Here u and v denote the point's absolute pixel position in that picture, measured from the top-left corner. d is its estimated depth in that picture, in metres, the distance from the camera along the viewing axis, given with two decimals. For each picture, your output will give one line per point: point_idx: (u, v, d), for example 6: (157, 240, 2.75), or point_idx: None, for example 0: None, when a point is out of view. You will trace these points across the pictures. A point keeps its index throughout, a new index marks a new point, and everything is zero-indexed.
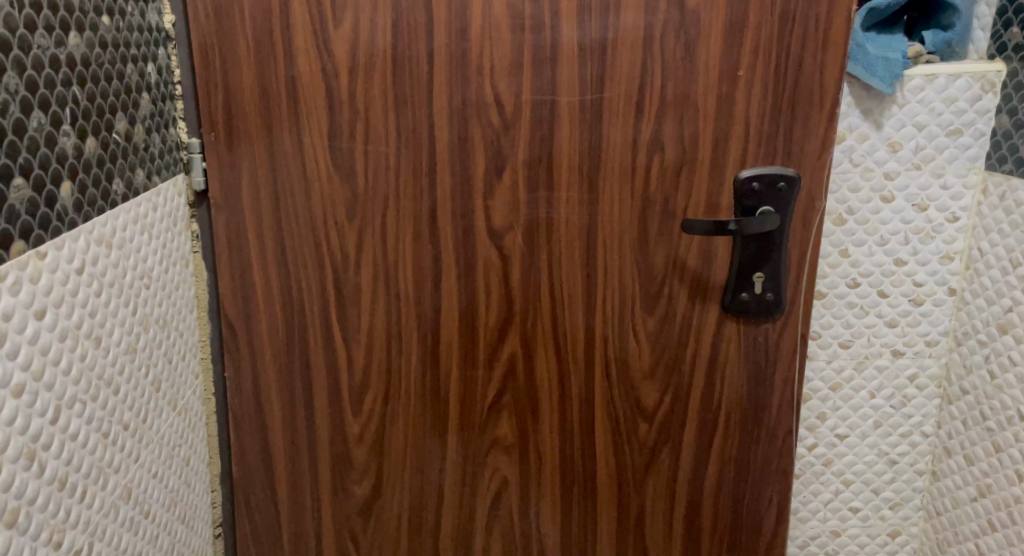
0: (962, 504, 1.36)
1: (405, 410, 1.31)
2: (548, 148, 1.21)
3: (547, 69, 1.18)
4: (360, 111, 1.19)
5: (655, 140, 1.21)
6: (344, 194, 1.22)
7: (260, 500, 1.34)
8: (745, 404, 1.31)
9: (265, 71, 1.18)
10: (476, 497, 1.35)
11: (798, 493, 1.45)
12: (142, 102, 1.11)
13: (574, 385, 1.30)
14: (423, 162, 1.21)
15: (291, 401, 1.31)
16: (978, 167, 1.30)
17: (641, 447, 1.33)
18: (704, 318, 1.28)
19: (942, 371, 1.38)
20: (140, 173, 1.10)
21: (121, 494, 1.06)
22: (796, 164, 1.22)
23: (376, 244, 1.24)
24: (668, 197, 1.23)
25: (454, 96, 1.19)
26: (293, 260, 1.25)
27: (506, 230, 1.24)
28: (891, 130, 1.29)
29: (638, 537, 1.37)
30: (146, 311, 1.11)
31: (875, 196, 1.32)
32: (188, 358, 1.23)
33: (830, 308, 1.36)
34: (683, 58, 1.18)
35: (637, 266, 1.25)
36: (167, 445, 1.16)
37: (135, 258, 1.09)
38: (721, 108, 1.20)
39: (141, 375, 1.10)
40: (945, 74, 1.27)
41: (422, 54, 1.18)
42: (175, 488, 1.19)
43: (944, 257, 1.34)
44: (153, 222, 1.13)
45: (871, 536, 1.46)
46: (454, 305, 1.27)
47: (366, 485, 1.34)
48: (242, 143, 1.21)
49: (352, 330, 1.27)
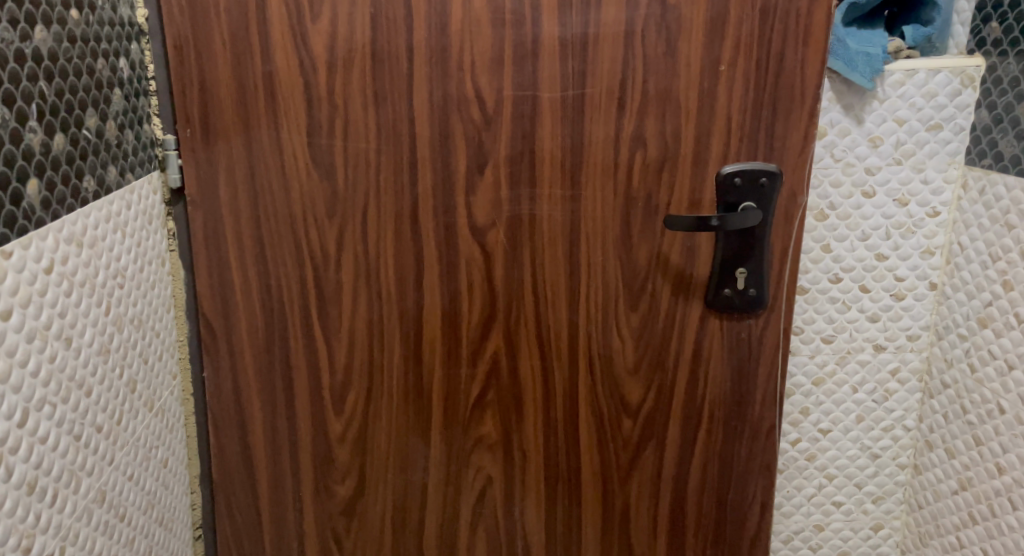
0: (943, 497, 1.36)
1: (388, 408, 1.30)
2: (530, 144, 1.20)
3: (528, 64, 1.18)
4: (339, 107, 1.18)
5: (638, 135, 1.20)
6: (324, 192, 1.21)
7: (241, 502, 1.33)
8: (728, 400, 1.31)
9: (242, 67, 1.17)
10: (460, 496, 1.34)
11: (782, 487, 1.45)
12: (115, 98, 1.10)
13: (559, 381, 1.30)
14: (404, 159, 1.20)
15: (272, 401, 1.30)
16: (958, 162, 1.30)
17: (626, 444, 1.33)
18: (687, 315, 1.27)
19: (923, 365, 1.39)
20: (113, 170, 1.09)
21: (95, 497, 1.04)
22: (778, 160, 1.22)
23: (356, 240, 1.23)
24: (650, 193, 1.22)
25: (435, 92, 1.18)
26: (273, 258, 1.24)
27: (488, 227, 1.23)
28: (872, 125, 1.29)
29: (623, 534, 1.36)
30: (120, 311, 1.10)
31: (857, 191, 1.32)
32: (165, 359, 1.22)
33: (812, 303, 1.37)
34: (664, 53, 1.18)
35: (620, 263, 1.25)
36: (143, 447, 1.15)
37: (108, 257, 1.07)
38: (703, 103, 1.20)
39: (115, 376, 1.08)
40: (925, 69, 1.27)
41: (401, 49, 1.17)
42: (152, 490, 1.17)
43: (925, 252, 1.34)
44: (127, 220, 1.12)
45: (855, 530, 1.47)
46: (437, 302, 1.26)
47: (349, 485, 1.33)
48: (220, 140, 1.20)
49: (333, 329, 1.26)
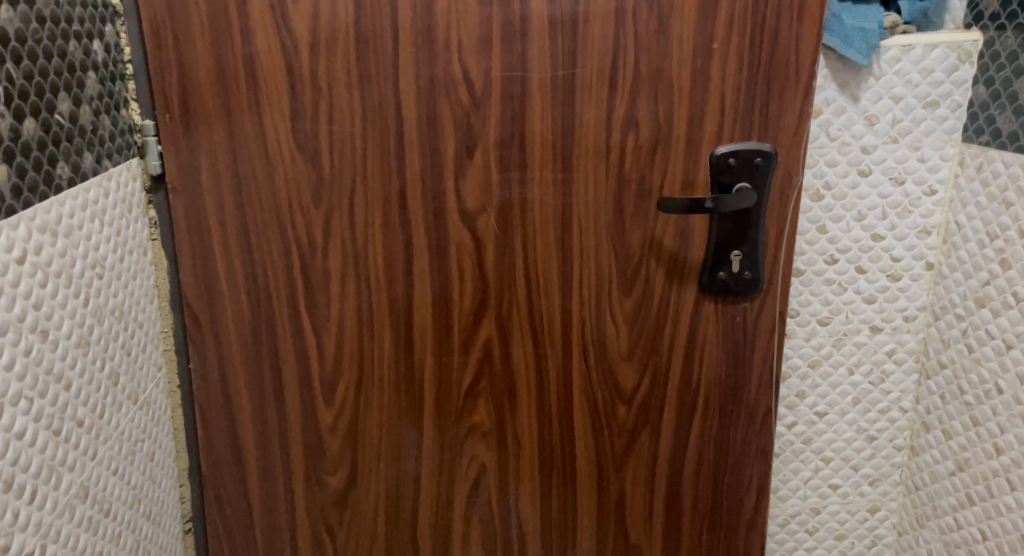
0: (940, 478, 1.35)
1: (379, 397, 1.28)
2: (520, 127, 1.18)
3: (516, 44, 1.15)
4: (323, 90, 1.15)
5: (630, 117, 1.18)
6: (310, 178, 1.18)
7: (231, 495, 1.31)
8: (723, 384, 1.29)
9: (222, 50, 1.14)
10: (454, 485, 1.32)
11: (778, 471, 1.43)
12: (88, 82, 1.06)
13: (552, 367, 1.27)
14: (391, 143, 1.18)
15: (260, 393, 1.27)
16: (955, 139, 1.28)
17: (620, 430, 1.31)
18: (682, 299, 1.25)
19: (920, 346, 1.37)
20: (89, 156, 1.05)
21: (77, 492, 1.02)
22: (772, 139, 1.19)
23: (344, 227, 1.20)
24: (644, 175, 1.20)
25: (421, 74, 1.15)
26: (258, 247, 1.21)
27: (479, 212, 1.20)
28: (868, 103, 1.27)
29: (618, 520, 1.35)
30: (99, 302, 1.07)
31: (853, 170, 1.29)
32: (149, 350, 1.19)
33: (808, 285, 1.34)
34: (657, 32, 1.15)
35: (613, 247, 1.22)
36: (128, 440, 1.12)
37: (86, 246, 1.05)
38: (697, 83, 1.17)
39: (96, 368, 1.06)
40: (922, 44, 1.24)
41: (386, 29, 1.14)
42: (139, 485, 1.15)
43: (922, 231, 1.32)
44: (105, 208, 1.08)
45: (851, 512, 1.45)
46: (427, 289, 1.23)
47: (341, 476, 1.31)
48: (201, 126, 1.17)
49: (321, 318, 1.24)
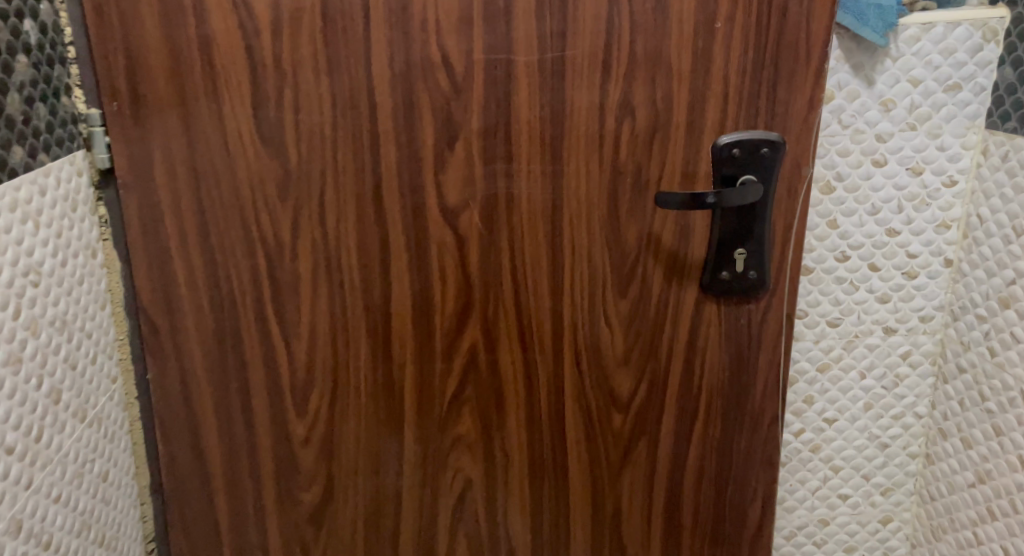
0: (958, 490, 1.25)
1: (355, 407, 1.18)
2: (505, 114, 1.08)
3: (500, 23, 1.05)
4: (287, 76, 1.05)
5: (625, 104, 1.08)
6: (275, 171, 1.08)
7: (197, 513, 1.21)
8: (726, 390, 1.19)
9: (176, 31, 1.04)
10: (438, 499, 1.22)
11: (785, 481, 1.34)
12: (18, 67, 0.97)
13: (542, 373, 1.18)
14: (364, 133, 1.08)
15: (226, 404, 1.17)
16: (978, 125, 1.18)
17: (616, 440, 1.21)
18: (681, 300, 1.15)
19: (937, 348, 1.27)
20: (19, 150, 0.96)
21: (6, 526, 0.93)
22: (780, 127, 1.09)
23: (314, 225, 1.10)
24: (640, 167, 1.10)
25: (396, 58, 1.05)
26: (220, 247, 1.11)
27: (461, 208, 1.11)
28: (883, 87, 1.17)
29: (615, 535, 1.25)
30: (34, 314, 0.98)
31: (866, 159, 1.20)
32: (100, 361, 1.09)
33: (817, 284, 1.25)
34: (653, 10, 1.05)
35: (608, 244, 1.13)
36: (73, 463, 1.03)
37: (15, 253, 0.96)
38: (698, 65, 1.07)
39: (30, 388, 0.97)
40: (943, 22, 1.14)
41: (356, 8, 1.03)
42: (88, 510, 1.06)
43: (940, 225, 1.22)
44: (41, 210, 0.99)
45: (862, 523, 1.36)
46: (406, 291, 1.14)
47: (316, 491, 1.21)
48: (154, 116, 1.07)
49: (291, 323, 1.14)
